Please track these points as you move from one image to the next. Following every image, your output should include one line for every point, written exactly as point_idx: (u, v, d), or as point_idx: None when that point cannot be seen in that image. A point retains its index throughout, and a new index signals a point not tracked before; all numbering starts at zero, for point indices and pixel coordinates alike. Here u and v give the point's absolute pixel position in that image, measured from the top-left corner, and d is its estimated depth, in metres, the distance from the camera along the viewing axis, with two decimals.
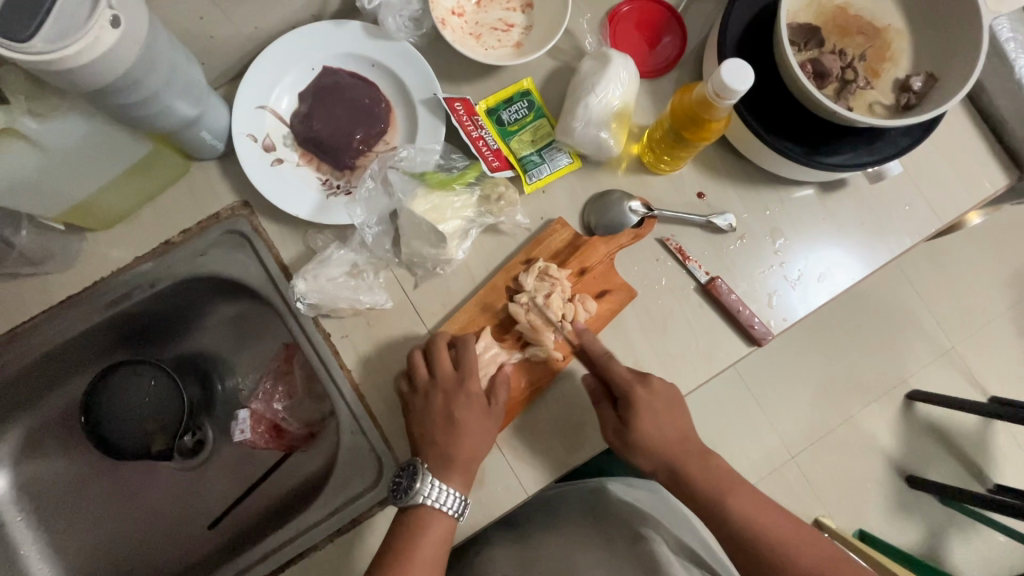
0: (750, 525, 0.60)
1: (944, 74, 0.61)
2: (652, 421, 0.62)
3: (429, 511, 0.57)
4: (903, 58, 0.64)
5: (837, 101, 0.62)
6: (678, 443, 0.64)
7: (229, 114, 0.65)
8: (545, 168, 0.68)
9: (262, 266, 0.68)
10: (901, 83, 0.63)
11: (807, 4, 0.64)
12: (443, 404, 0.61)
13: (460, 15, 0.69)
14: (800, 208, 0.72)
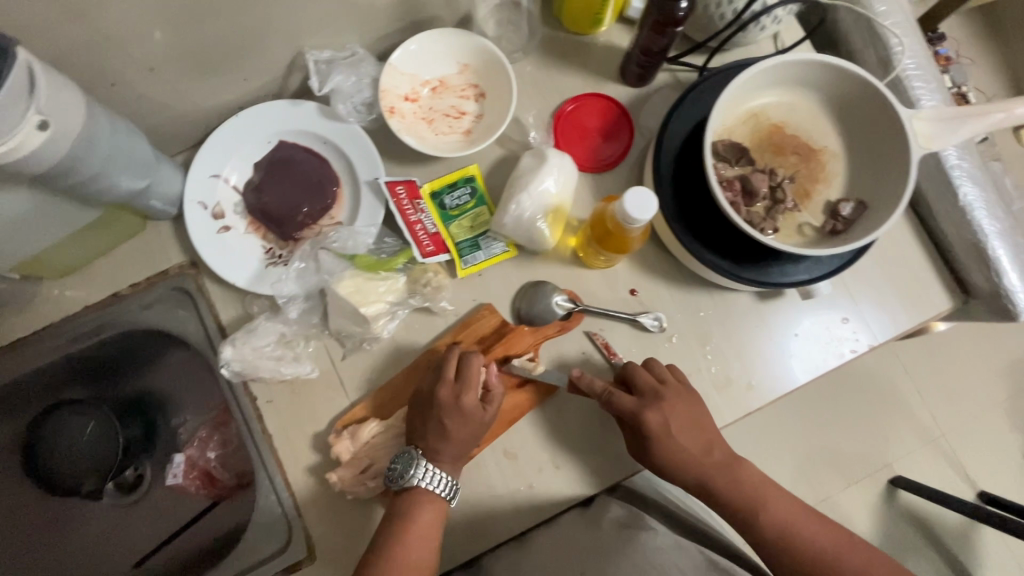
0: (789, 535, 0.61)
1: (872, 203, 0.61)
2: (671, 439, 0.63)
3: (422, 491, 0.61)
4: (836, 181, 0.65)
5: (764, 219, 0.63)
6: (738, 468, 0.64)
7: (184, 182, 0.69)
8: (480, 254, 0.70)
9: (201, 326, 0.71)
10: (832, 206, 0.63)
11: (743, 121, 0.65)
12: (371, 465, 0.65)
13: (414, 100, 0.72)
14: (734, 312, 0.71)
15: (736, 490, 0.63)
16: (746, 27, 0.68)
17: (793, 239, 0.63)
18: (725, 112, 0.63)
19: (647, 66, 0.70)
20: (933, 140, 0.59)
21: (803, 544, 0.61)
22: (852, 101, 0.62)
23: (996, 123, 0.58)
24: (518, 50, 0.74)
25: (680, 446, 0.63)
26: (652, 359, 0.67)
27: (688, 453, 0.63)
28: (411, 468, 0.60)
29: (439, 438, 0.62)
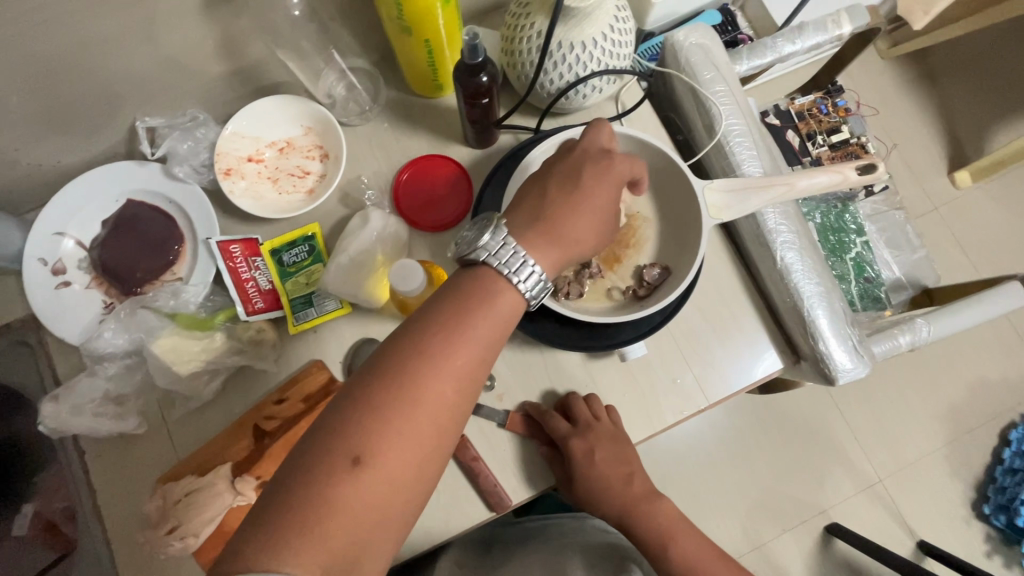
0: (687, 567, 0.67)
1: (674, 269, 0.63)
2: (592, 463, 0.68)
3: (498, 275, 0.49)
4: (646, 247, 0.66)
5: (572, 282, 0.64)
6: (622, 487, 0.71)
7: (26, 238, 0.71)
8: (312, 311, 0.71)
9: (39, 378, 0.72)
10: (640, 270, 0.65)
11: None
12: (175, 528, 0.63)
13: (258, 160, 0.75)
14: (565, 371, 0.72)
15: (614, 497, 0.70)
16: (567, 94, 0.70)
17: (600, 303, 0.64)
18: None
19: (479, 131, 0.72)
20: (724, 211, 0.61)
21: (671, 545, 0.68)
22: (654, 171, 0.64)
23: (783, 192, 0.61)
24: (365, 112, 0.77)
25: (615, 475, 0.71)
26: (593, 396, 0.70)
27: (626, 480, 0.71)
28: (483, 232, 0.50)
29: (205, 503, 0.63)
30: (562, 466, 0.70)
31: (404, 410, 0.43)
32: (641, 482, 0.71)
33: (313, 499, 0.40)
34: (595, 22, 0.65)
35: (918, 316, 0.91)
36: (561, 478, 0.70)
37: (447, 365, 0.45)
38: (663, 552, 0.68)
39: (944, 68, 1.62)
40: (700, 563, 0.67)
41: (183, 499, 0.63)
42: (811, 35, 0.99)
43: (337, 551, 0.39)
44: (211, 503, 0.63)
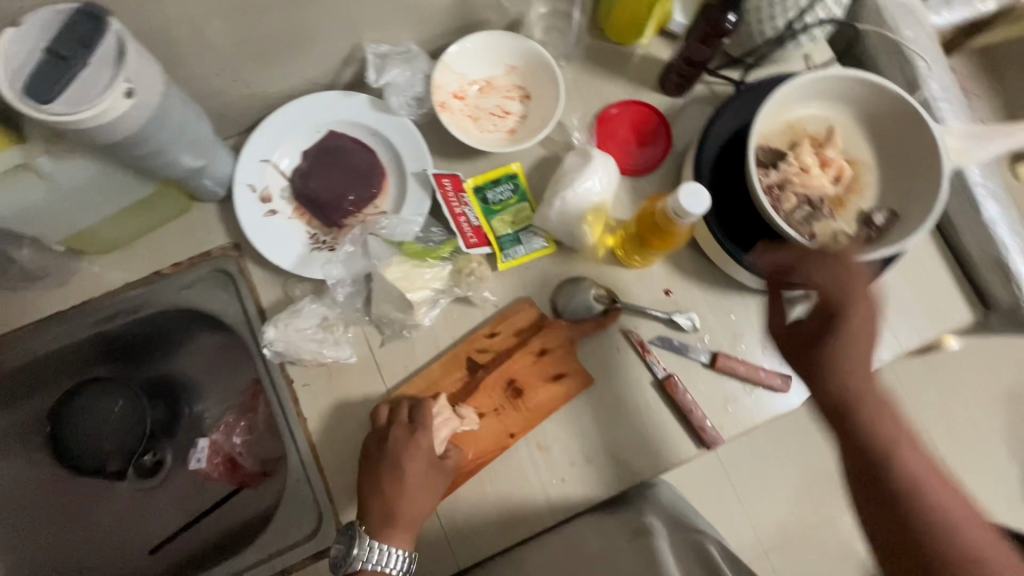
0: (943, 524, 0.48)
1: (904, 212, 0.64)
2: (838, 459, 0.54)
3: (388, 502, 0.62)
4: (868, 193, 0.68)
5: (802, 223, 0.64)
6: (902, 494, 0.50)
7: (235, 164, 0.70)
8: (521, 248, 0.72)
9: (240, 308, 0.72)
10: (865, 215, 0.66)
11: (781, 130, 0.67)
12: (416, 469, 0.63)
13: (461, 98, 0.75)
14: (764, 316, 0.73)
15: (863, 405, 0.52)
16: (784, 44, 0.71)
17: (828, 243, 0.66)
18: (767, 120, 0.66)
19: (690, 76, 0.73)
20: (964, 155, 0.63)
21: (937, 493, 0.49)
22: (885, 118, 0.66)
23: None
24: (564, 56, 0.78)
25: (854, 387, 0.52)
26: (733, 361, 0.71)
27: (844, 363, 0.52)
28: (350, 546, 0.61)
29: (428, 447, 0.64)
30: (837, 416, 0.53)
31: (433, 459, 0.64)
32: (897, 428, 0.51)
33: (397, 482, 0.62)
34: None
35: None
36: (836, 404, 0.52)
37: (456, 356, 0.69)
38: (910, 498, 0.49)
39: None
40: (955, 525, 0.48)
41: (410, 439, 0.63)
42: (955, 10, 1.02)
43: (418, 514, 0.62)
44: (420, 446, 0.63)
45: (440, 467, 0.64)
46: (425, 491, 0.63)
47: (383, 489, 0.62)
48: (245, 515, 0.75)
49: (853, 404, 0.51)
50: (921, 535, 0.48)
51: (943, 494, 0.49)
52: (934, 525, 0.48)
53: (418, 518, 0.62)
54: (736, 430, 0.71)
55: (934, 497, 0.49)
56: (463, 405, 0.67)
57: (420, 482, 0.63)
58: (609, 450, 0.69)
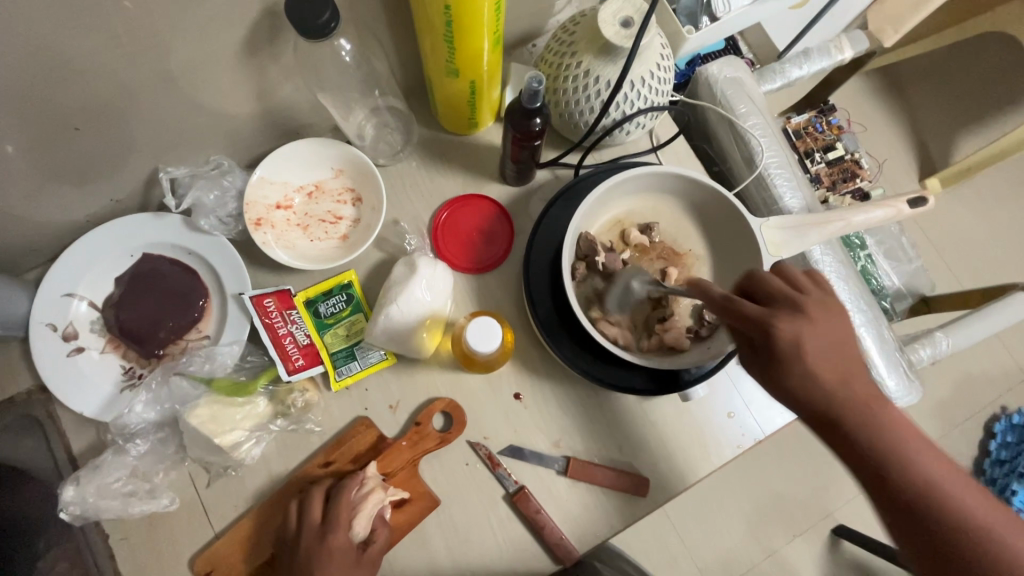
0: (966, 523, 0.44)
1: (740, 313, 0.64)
2: (807, 365, 0.48)
3: None
4: (701, 283, 0.68)
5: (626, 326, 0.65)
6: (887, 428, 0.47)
7: (32, 303, 0.65)
8: (355, 364, 0.68)
9: (50, 456, 0.66)
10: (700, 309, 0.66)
11: (606, 237, 0.69)
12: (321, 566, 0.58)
13: (287, 207, 0.71)
14: (621, 410, 0.70)
15: (825, 401, 0.48)
16: (611, 133, 0.69)
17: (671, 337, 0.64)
18: (586, 231, 0.67)
19: (522, 170, 0.71)
20: (783, 248, 0.63)
21: (933, 473, 0.46)
22: (706, 209, 0.67)
23: (837, 229, 0.63)
24: (396, 152, 0.75)
25: (834, 383, 0.48)
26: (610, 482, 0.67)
27: (805, 371, 0.48)
28: None
29: (336, 537, 0.59)
30: (830, 428, 0.48)
31: (345, 553, 0.59)
32: (825, 365, 0.49)
33: None
34: (645, 60, 0.63)
35: (937, 330, 0.96)
36: (829, 403, 0.48)
37: (345, 445, 0.65)
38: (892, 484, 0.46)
39: (912, 80, 1.69)
40: (931, 482, 0.46)
41: (320, 543, 0.59)
42: (815, 61, 1.03)
43: None
44: (334, 548, 0.58)
45: (360, 562, 0.59)
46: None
47: None
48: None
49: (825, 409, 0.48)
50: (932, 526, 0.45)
51: (940, 477, 0.46)
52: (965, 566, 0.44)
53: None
54: (597, 537, 0.67)
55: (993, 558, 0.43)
56: (371, 488, 0.62)
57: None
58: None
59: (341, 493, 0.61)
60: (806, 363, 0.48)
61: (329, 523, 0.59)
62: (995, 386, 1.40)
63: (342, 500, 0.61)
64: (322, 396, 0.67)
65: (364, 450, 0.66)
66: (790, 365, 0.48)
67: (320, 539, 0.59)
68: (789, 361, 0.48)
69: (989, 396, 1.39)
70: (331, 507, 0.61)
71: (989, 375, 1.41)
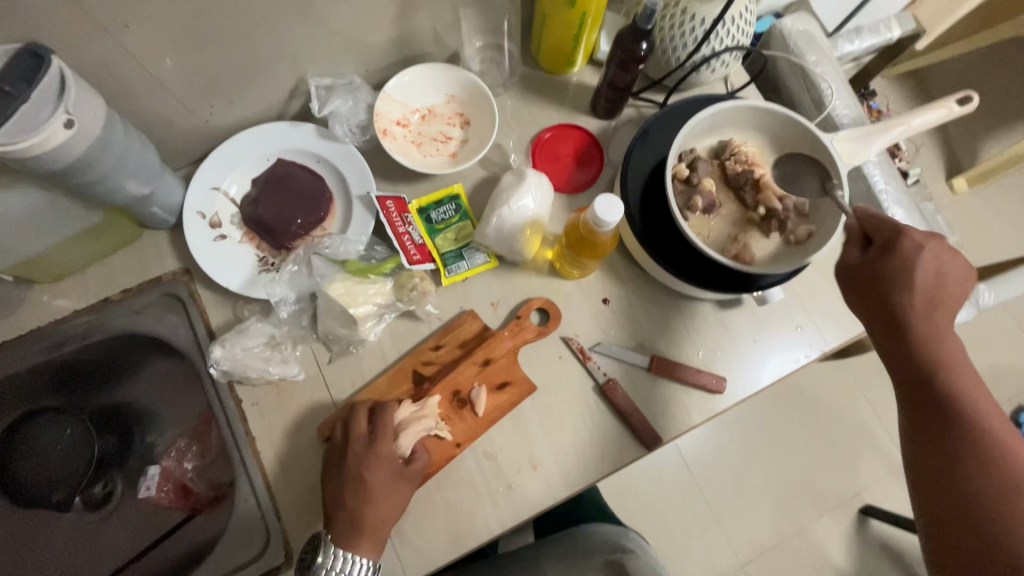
0: (980, 439, 0.48)
1: (821, 231, 0.70)
2: (909, 273, 0.54)
3: (342, 510, 0.62)
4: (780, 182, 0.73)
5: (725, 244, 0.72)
6: (917, 304, 0.54)
7: (184, 192, 0.73)
8: (463, 264, 0.75)
9: (190, 330, 0.73)
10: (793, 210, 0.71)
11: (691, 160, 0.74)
12: (360, 466, 0.64)
13: (405, 125, 0.79)
14: (698, 320, 0.77)
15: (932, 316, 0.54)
16: (699, 68, 0.77)
17: (763, 255, 0.71)
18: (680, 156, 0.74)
19: (617, 100, 0.79)
20: (853, 157, 0.69)
21: (959, 388, 0.51)
22: (789, 139, 0.73)
23: (899, 133, 0.69)
24: (500, 84, 0.83)
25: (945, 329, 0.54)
26: (704, 380, 0.74)
27: (911, 278, 0.54)
28: None
29: (385, 445, 0.65)
30: (897, 343, 0.54)
31: (382, 464, 0.64)
32: (920, 291, 0.54)
33: (348, 490, 0.63)
34: (737, 2, 0.73)
35: (979, 285, 1.02)
36: (909, 322, 0.54)
37: (451, 335, 0.72)
38: (944, 411, 0.50)
39: (945, 85, 1.77)
40: (959, 400, 0.50)
41: (368, 450, 0.64)
42: (866, 38, 1.14)
43: (376, 522, 0.62)
44: (382, 453, 0.64)
45: (403, 474, 0.64)
46: (389, 499, 0.63)
47: (344, 492, 0.63)
48: (196, 542, 0.72)
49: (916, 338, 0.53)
50: (944, 431, 0.50)
51: (968, 401, 0.50)
52: (976, 481, 0.47)
53: (384, 528, 0.63)
54: (676, 432, 0.73)
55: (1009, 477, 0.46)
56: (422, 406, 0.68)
57: (385, 491, 0.63)
58: (557, 457, 0.71)
59: (386, 409, 0.67)
60: (912, 270, 0.54)
61: (378, 431, 0.65)
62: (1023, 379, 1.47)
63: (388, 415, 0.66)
64: (435, 290, 0.74)
65: (419, 372, 0.71)
66: (890, 261, 0.55)
67: (365, 450, 0.64)
68: (903, 257, 0.55)
69: (1014, 388, 1.46)
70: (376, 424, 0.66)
71: (1017, 368, 1.48)
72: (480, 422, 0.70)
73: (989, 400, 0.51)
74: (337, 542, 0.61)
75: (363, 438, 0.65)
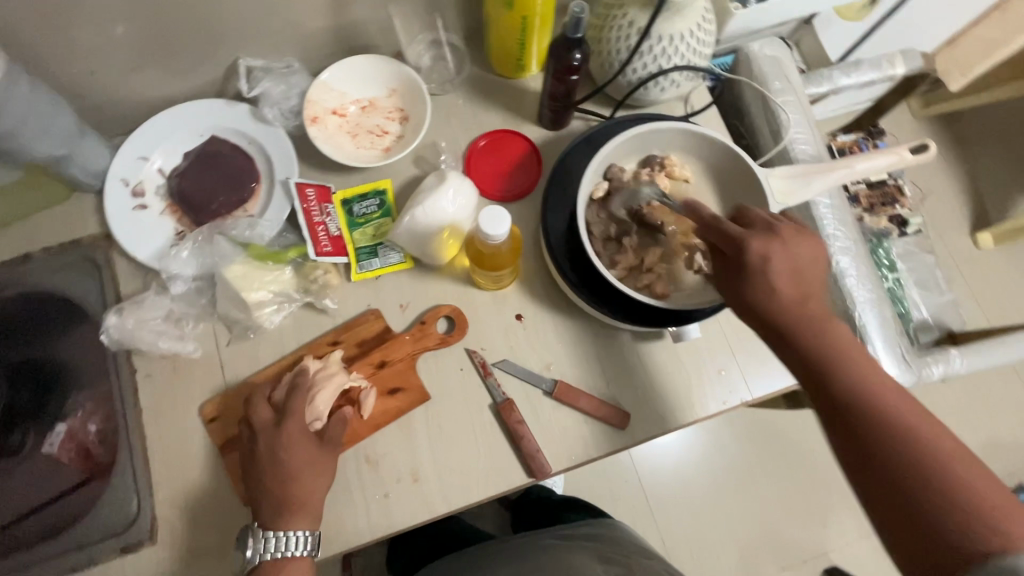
0: (906, 435, 0.49)
1: None
2: (766, 274, 0.56)
3: (266, 487, 0.62)
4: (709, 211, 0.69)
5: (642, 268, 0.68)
6: (788, 302, 0.56)
7: (111, 159, 0.74)
8: (376, 261, 0.73)
9: (102, 294, 0.74)
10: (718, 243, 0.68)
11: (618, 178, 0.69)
12: (272, 445, 0.63)
13: (341, 115, 0.78)
14: (613, 349, 0.73)
15: (821, 359, 0.54)
16: (645, 85, 0.73)
17: (682, 286, 0.68)
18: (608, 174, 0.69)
19: (557, 111, 0.76)
20: (790, 197, 0.65)
21: (860, 382, 0.53)
22: (724, 169, 0.68)
23: (844, 177, 0.64)
24: (446, 83, 0.81)
25: (835, 345, 0.55)
26: (607, 414, 0.70)
27: (766, 283, 0.56)
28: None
29: (295, 428, 0.63)
30: (783, 343, 0.56)
31: (301, 440, 0.63)
32: (786, 286, 0.56)
33: (264, 469, 0.63)
34: (686, 19, 0.68)
35: (954, 348, 0.94)
36: (789, 328, 0.56)
37: (352, 333, 0.71)
38: (865, 417, 0.51)
39: (980, 131, 1.64)
40: (868, 399, 0.51)
41: (278, 430, 0.63)
42: (865, 72, 1.05)
43: (305, 496, 0.62)
44: (291, 433, 0.63)
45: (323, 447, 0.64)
46: (314, 473, 0.63)
47: (262, 471, 0.63)
48: (76, 512, 0.69)
49: (812, 363, 0.55)
50: (866, 436, 0.50)
51: (876, 396, 0.52)
52: (918, 488, 0.46)
53: (315, 500, 0.63)
54: (572, 462, 0.70)
55: (941, 470, 0.46)
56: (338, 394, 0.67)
57: (306, 465, 0.63)
58: (441, 471, 0.68)
59: (299, 389, 0.65)
60: (763, 272, 0.56)
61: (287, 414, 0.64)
62: (1020, 456, 1.35)
63: (302, 398, 0.65)
64: (344, 286, 0.73)
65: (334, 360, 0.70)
66: (751, 276, 0.57)
67: (279, 429, 0.63)
68: (754, 268, 0.57)
69: (1008, 464, 1.34)
70: (290, 404, 0.65)
71: (1017, 444, 1.35)
72: (366, 424, 0.68)
73: (894, 388, 0.52)
74: (267, 524, 0.62)
75: (270, 421, 0.64)
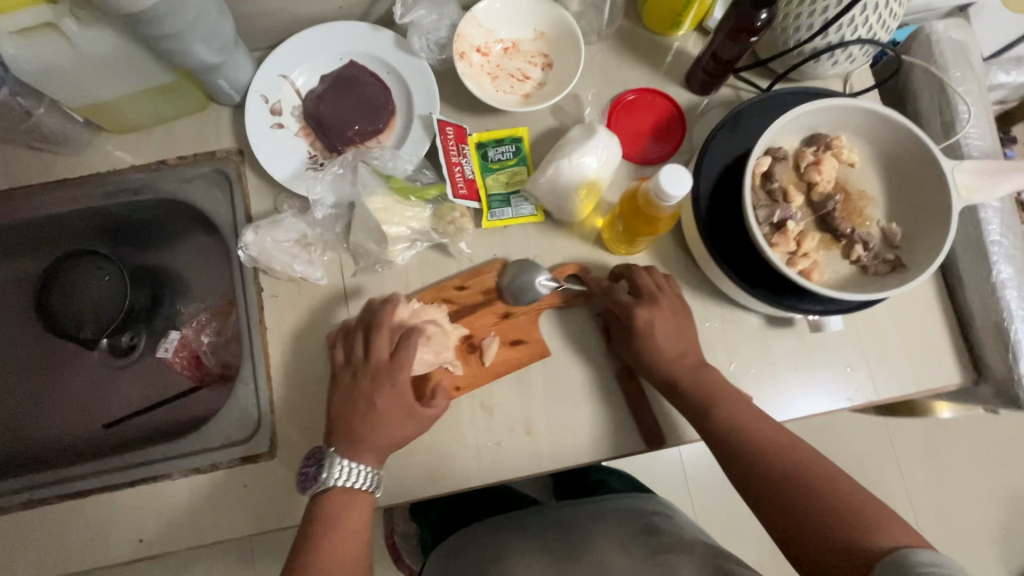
0: (814, 497, 0.52)
1: (911, 266, 0.62)
2: (718, 407, 0.61)
3: (350, 431, 0.61)
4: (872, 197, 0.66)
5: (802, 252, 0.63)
6: (740, 430, 0.59)
7: (253, 74, 0.72)
8: (508, 211, 0.71)
9: (231, 210, 0.74)
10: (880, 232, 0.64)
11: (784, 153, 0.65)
12: (373, 381, 0.62)
13: (484, 54, 0.75)
14: (740, 331, 0.71)
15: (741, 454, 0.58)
16: (818, 57, 0.68)
17: (838, 273, 0.64)
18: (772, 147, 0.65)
19: (715, 75, 0.71)
20: (975, 193, 0.59)
21: (760, 461, 0.57)
22: (898, 156, 0.64)
23: None
24: (595, 32, 0.77)
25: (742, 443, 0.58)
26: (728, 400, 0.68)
27: (722, 419, 0.60)
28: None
29: (402, 372, 0.62)
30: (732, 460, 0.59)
31: (402, 385, 0.62)
32: (738, 410, 0.60)
33: (356, 404, 0.61)
34: None
35: None
36: (726, 441, 0.59)
37: (478, 279, 0.70)
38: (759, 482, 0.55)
39: None
40: (788, 485, 0.54)
41: (389, 369, 0.62)
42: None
43: (395, 440, 0.61)
44: (398, 376, 0.62)
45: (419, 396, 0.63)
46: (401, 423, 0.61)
47: (352, 406, 0.61)
48: (190, 413, 0.78)
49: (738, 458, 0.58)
50: (785, 509, 0.53)
51: (780, 466, 0.55)
52: (804, 515, 0.51)
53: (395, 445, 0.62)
54: (685, 437, 0.69)
55: (813, 500, 0.51)
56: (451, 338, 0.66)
57: (398, 411, 0.61)
58: (555, 428, 0.68)
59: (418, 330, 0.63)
60: (713, 406, 0.61)
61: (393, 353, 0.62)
62: None
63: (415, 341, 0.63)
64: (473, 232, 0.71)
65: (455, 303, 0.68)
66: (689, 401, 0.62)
67: (384, 370, 0.62)
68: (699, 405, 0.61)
69: None
70: (402, 345, 0.63)
71: None
72: (485, 372, 0.68)
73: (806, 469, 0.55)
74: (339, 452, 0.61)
75: (377, 355, 0.63)
